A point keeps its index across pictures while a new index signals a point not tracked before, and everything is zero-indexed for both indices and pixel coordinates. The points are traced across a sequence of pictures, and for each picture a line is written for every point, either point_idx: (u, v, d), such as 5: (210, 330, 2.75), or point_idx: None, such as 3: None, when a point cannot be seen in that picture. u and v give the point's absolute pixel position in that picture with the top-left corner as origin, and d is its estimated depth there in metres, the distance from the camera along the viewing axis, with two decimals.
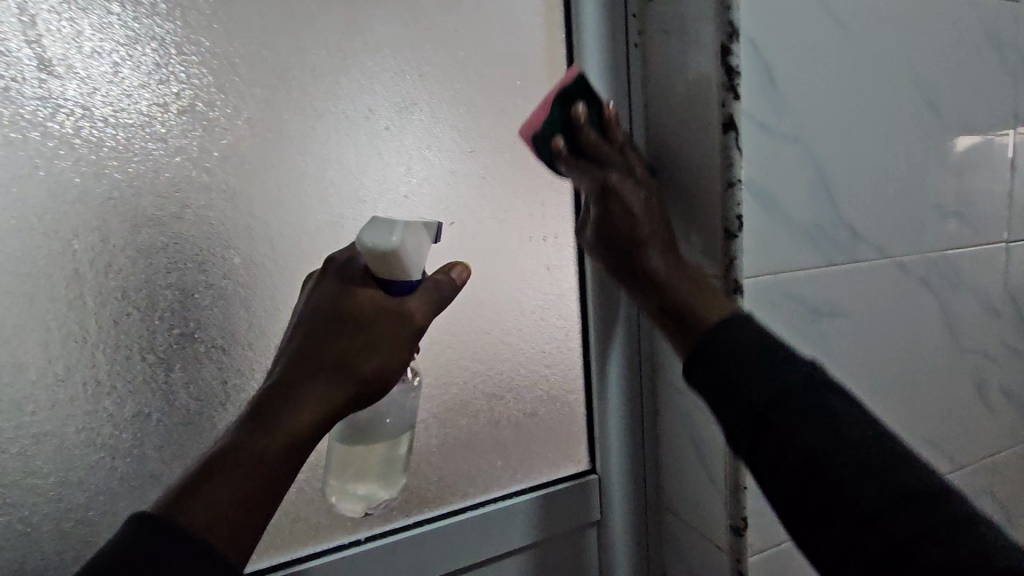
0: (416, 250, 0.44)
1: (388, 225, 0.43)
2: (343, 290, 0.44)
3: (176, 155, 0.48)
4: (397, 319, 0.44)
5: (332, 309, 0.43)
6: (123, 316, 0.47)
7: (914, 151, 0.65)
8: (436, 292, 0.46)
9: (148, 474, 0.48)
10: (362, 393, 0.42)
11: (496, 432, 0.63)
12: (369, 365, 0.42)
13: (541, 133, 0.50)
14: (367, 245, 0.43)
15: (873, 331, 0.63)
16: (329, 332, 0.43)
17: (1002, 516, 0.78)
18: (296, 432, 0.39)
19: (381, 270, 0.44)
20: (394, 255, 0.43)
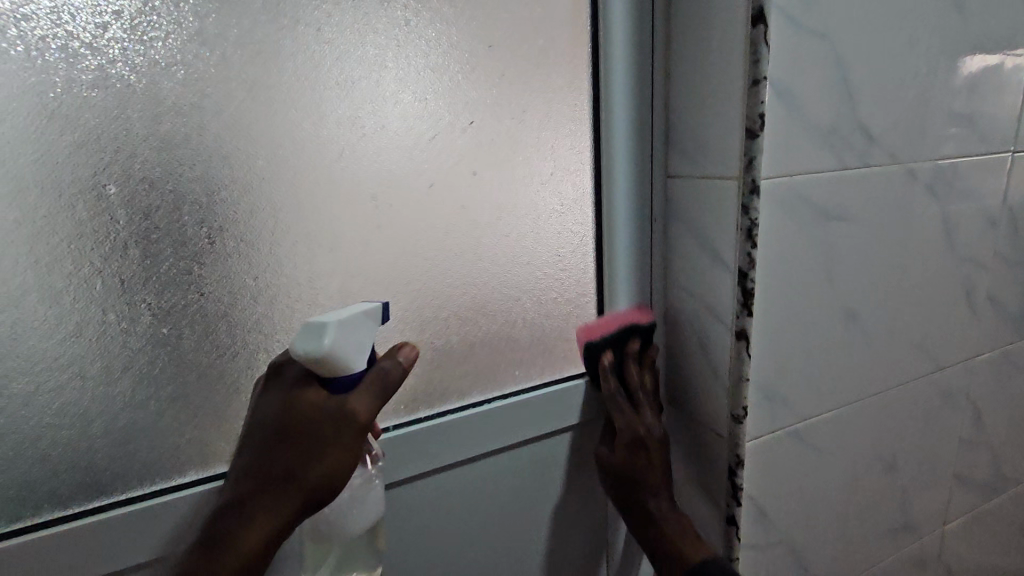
0: (354, 345, 0.41)
1: (318, 326, 0.39)
2: (288, 393, 0.43)
3: (192, 39, 0.46)
4: (341, 424, 0.42)
5: (278, 419, 0.42)
6: (151, 207, 0.47)
7: (937, 54, 0.64)
8: (383, 382, 0.43)
9: (187, 362, 0.50)
10: (311, 501, 0.42)
11: (512, 333, 0.65)
12: (313, 475, 0.42)
13: (596, 345, 0.60)
14: (299, 352, 0.40)
15: (877, 237, 0.66)
16: (277, 445, 0.42)
17: (971, 413, 0.84)
18: (247, 551, 0.41)
19: (319, 371, 0.41)
20: (327, 359, 0.40)
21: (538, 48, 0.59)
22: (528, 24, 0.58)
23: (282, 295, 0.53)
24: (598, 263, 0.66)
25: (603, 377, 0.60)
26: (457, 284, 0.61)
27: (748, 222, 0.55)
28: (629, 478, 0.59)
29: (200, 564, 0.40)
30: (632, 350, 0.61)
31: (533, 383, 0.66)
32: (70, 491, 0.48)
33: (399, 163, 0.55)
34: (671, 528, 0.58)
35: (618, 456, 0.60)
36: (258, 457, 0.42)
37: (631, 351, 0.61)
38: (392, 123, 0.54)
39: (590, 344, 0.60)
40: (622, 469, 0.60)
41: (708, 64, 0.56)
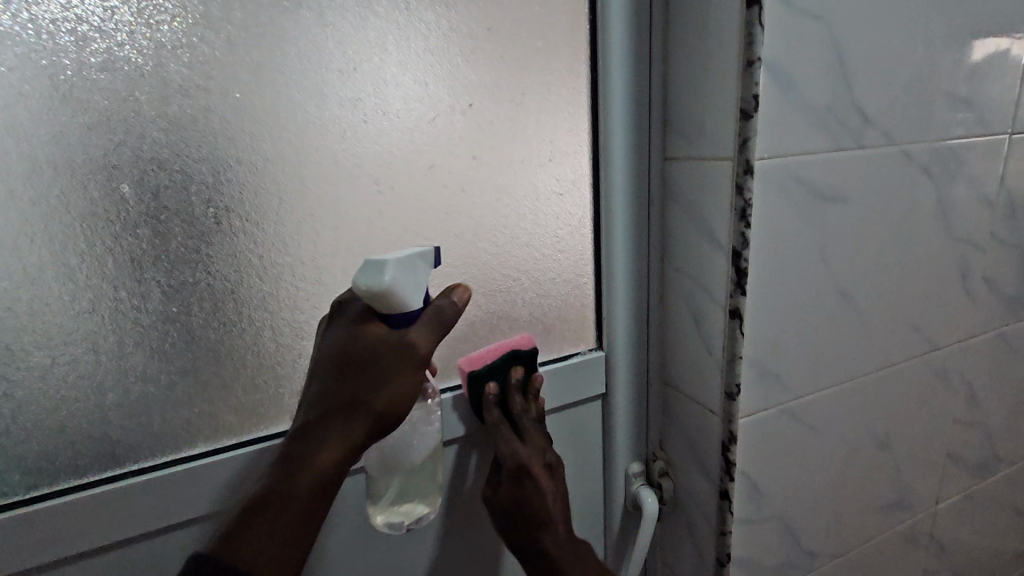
0: (410, 284, 0.44)
1: (379, 262, 0.42)
2: (353, 326, 0.45)
3: (197, 23, 0.47)
4: (403, 355, 0.44)
5: (344, 350, 0.45)
6: (159, 188, 0.48)
7: (934, 35, 0.64)
8: (440, 318, 0.46)
9: (196, 338, 0.52)
10: (377, 428, 0.44)
11: (511, 313, 0.67)
12: (379, 403, 0.44)
13: (479, 372, 0.60)
14: (362, 287, 0.42)
15: (872, 217, 0.67)
16: (344, 374, 0.44)
17: (965, 393, 0.85)
18: (324, 469, 0.44)
19: (378, 307, 0.43)
20: (386, 294, 0.42)
21: (537, 31, 0.60)
22: (527, 7, 0.59)
23: (288, 274, 0.54)
24: (596, 245, 0.68)
25: (488, 410, 0.60)
26: (458, 264, 0.62)
27: (741, 203, 0.56)
28: (526, 514, 0.57)
29: (282, 485, 0.43)
30: (515, 377, 0.61)
31: None
32: (85, 461, 0.50)
33: (400, 145, 0.56)
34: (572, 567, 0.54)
35: (504, 490, 0.59)
36: (327, 385, 0.44)
37: (517, 380, 0.61)
38: (394, 105, 0.55)
39: (472, 371, 0.59)
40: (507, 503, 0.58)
41: (705, 45, 0.56)
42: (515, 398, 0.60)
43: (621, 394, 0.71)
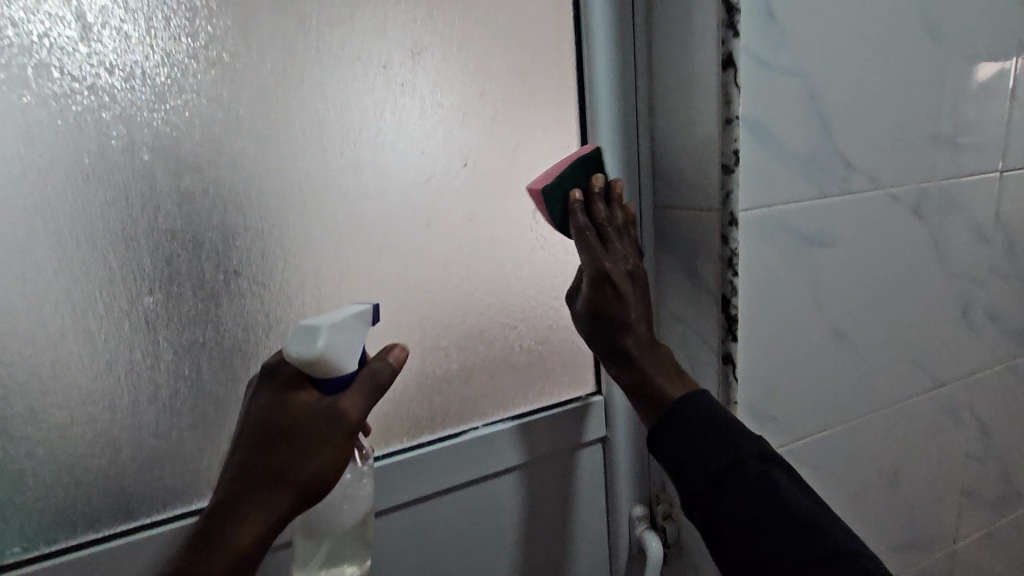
0: (343, 348, 0.44)
1: (309, 330, 0.43)
2: (284, 393, 0.45)
3: (209, 105, 0.51)
4: (335, 422, 0.45)
5: (271, 420, 0.44)
6: (173, 255, 0.51)
7: (915, 83, 0.66)
8: (373, 383, 0.47)
9: (205, 393, 0.55)
10: (305, 498, 0.44)
11: (509, 358, 0.68)
12: (308, 472, 0.44)
13: (559, 184, 0.52)
14: (294, 355, 0.43)
15: (862, 260, 0.68)
16: (269, 446, 0.44)
17: (976, 428, 0.84)
18: (242, 548, 0.42)
19: (312, 372, 0.44)
20: (318, 362, 0.43)
21: (526, 91, 0.63)
22: (517, 69, 0.62)
23: (292, 329, 0.57)
24: None
25: (574, 221, 0.52)
26: (455, 313, 0.64)
27: (728, 252, 0.58)
28: (608, 318, 0.54)
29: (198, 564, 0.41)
30: (599, 185, 0.53)
31: (531, 405, 0.69)
32: (100, 513, 0.52)
33: (398, 204, 0.59)
34: (651, 367, 0.53)
35: (593, 338, 0.57)
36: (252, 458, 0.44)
37: (597, 187, 0.53)
38: (391, 168, 0.58)
39: (544, 191, 0.51)
40: (596, 311, 0.55)
41: (689, 102, 0.59)
42: (599, 205, 0.53)
43: (621, 437, 0.71)
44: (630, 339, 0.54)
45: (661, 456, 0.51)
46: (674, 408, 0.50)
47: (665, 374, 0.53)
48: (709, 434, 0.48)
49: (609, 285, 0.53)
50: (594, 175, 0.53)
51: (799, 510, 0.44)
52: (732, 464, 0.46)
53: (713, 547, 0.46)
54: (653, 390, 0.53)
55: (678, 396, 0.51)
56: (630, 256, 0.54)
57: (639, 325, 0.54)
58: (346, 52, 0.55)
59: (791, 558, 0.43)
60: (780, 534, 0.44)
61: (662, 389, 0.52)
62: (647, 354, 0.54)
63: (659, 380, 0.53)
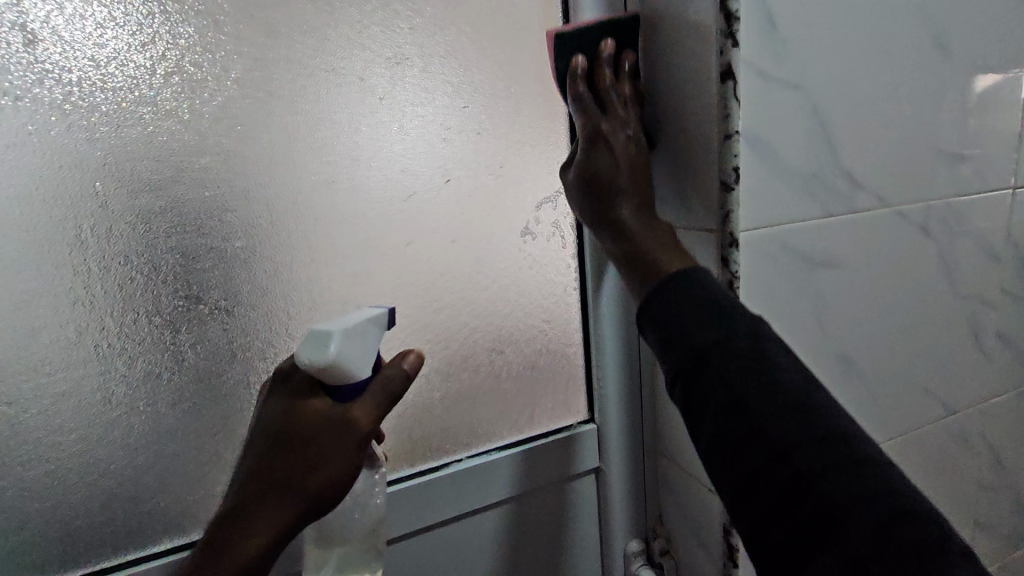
0: (358, 354, 0.42)
1: (322, 335, 0.40)
2: (292, 400, 0.43)
3: (168, 119, 0.47)
4: (345, 431, 0.42)
5: (281, 426, 0.43)
6: (127, 280, 0.48)
7: (923, 97, 0.63)
8: (388, 390, 0.44)
9: (162, 429, 0.50)
10: (315, 508, 0.42)
11: (497, 385, 0.64)
12: (315, 482, 0.42)
13: (568, 38, 0.51)
14: (305, 361, 0.40)
15: (869, 282, 0.64)
16: (279, 452, 0.42)
17: (988, 456, 0.80)
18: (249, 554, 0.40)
19: (324, 379, 0.42)
20: (332, 368, 0.40)
21: (513, 104, 0.59)
22: (504, 81, 0.58)
23: (259, 358, 0.53)
24: (583, 314, 0.65)
25: (572, 82, 0.51)
26: (438, 339, 0.60)
27: (729, 276, 0.54)
28: (601, 180, 0.51)
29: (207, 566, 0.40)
30: (608, 50, 0.52)
31: (519, 436, 0.65)
32: (43, 562, 0.48)
33: (376, 223, 0.55)
34: (646, 239, 0.48)
35: (583, 208, 0.53)
36: (259, 464, 0.42)
37: (606, 52, 0.52)
38: (368, 185, 0.55)
39: (558, 37, 0.51)
40: (589, 177, 0.52)
41: (685, 115, 0.55)
42: (605, 72, 0.52)
43: (614, 468, 0.67)
44: (625, 208, 0.50)
45: (645, 331, 0.45)
46: (667, 278, 0.45)
47: (659, 246, 0.48)
48: (702, 306, 0.42)
49: (603, 144, 0.51)
50: (604, 40, 0.52)
51: (788, 384, 0.38)
52: (722, 338, 0.40)
53: (696, 425, 0.41)
54: (647, 259, 0.47)
55: (671, 270, 0.46)
56: (626, 126, 0.52)
57: (632, 195, 0.50)
58: (319, 62, 0.51)
59: (775, 436, 0.37)
60: (764, 410, 0.38)
61: (657, 260, 0.47)
62: (641, 225, 0.49)
63: (655, 252, 0.47)
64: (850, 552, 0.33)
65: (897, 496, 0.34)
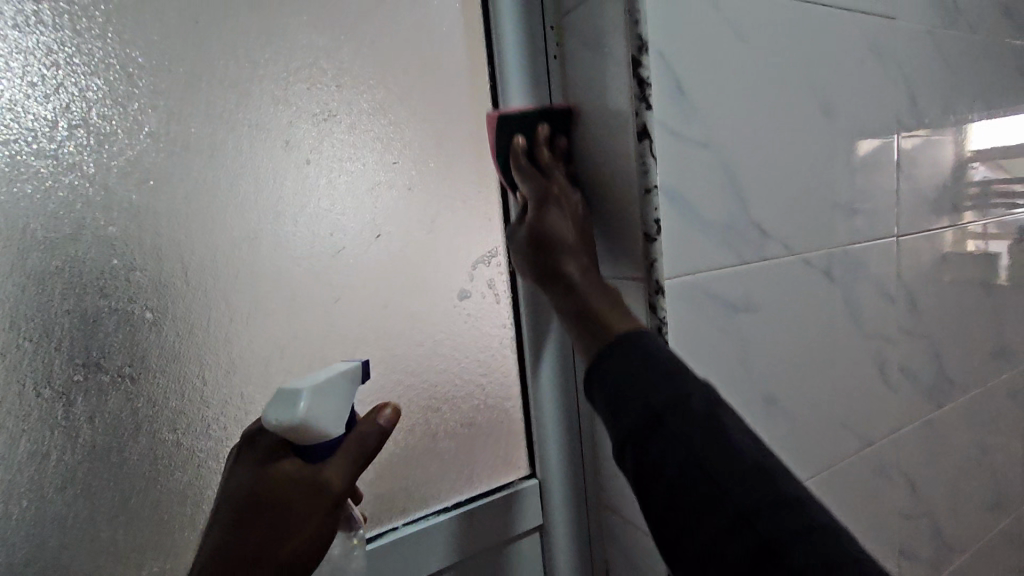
0: (329, 411, 0.41)
1: (290, 395, 0.39)
2: (257, 469, 0.42)
3: (71, 174, 0.44)
4: (320, 493, 0.41)
5: (249, 496, 0.41)
6: (12, 348, 0.43)
7: (815, 156, 0.69)
8: (359, 448, 0.43)
9: (48, 518, 0.44)
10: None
11: (434, 444, 0.62)
12: (290, 551, 0.40)
13: (512, 118, 0.55)
14: (273, 423, 0.39)
15: (784, 325, 0.68)
16: (241, 526, 0.40)
17: (906, 485, 0.85)
18: None
19: (294, 439, 0.41)
20: (301, 427, 0.39)
21: (442, 160, 0.60)
22: (433, 137, 0.60)
23: (168, 430, 0.49)
24: (520, 366, 0.65)
25: (516, 154, 0.55)
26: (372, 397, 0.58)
27: (658, 322, 0.56)
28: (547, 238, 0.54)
29: None
30: (543, 135, 0.57)
31: (456, 497, 0.62)
32: None
33: (301, 280, 0.53)
34: (595, 292, 0.50)
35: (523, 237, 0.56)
36: (219, 546, 0.39)
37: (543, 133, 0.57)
38: (293, 239, 0.53)
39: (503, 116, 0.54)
40: (537, 226, 0.54)
41: (606, 172, 0.58)
42: (543, 149, 0.57)
43: (559, 526, 0.65)
44: (573, 266, 0.52)
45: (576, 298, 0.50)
46: (610, 343, 0.46)
47: (604, 309, 0.49)
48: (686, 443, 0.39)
49: (549, 219, 0.54)
50: (537, 125, 0.57)
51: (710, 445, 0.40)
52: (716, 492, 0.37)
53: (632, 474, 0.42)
54: (599, 319, 0.48)
55: (621, 330, 0.47)
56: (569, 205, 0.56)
57: (580, 257, 0.53)
58: (241, 116, 0.50)
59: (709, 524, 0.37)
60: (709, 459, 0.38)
61: (609, 321, 0.48)
62: (589, 283, 0.51)
63: (607, 315, 0.48)
64: (756, 539, 0.35)
65: (825, 533, 0.35)
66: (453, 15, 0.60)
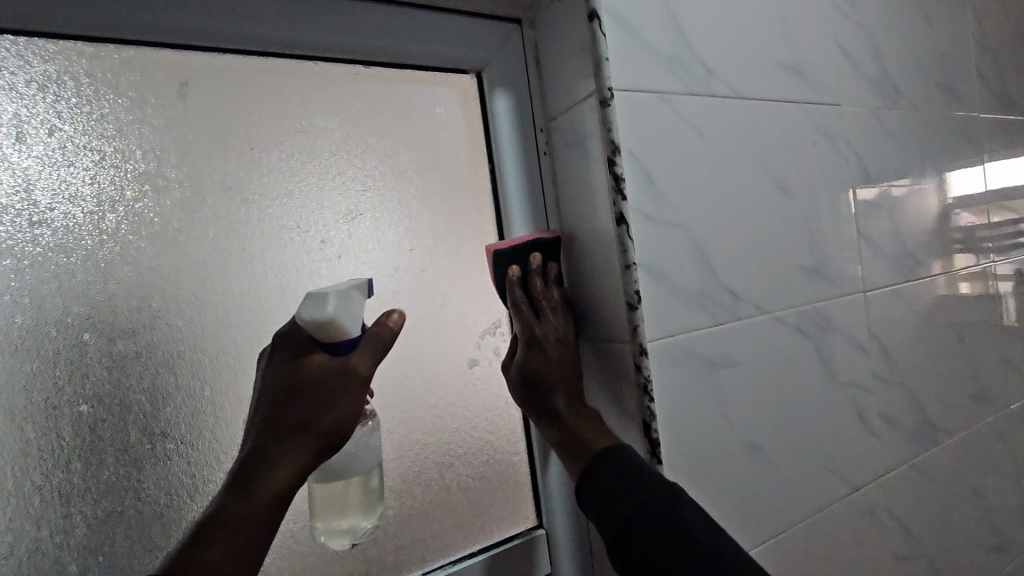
0: (351, 315, 0.47)
1: (322, 296, 0.45)
2: (292, 360, 0.47)
3: (149, 275, 0.54)
4: (348, 378, 0.47)
5: (287, 381, 0.46)
6: (97, 422, 0.51)
7: (777, 228, 0.79)
8: (376, 344, 0.49)
9: (118, 569, 0.51)
10: (327, 448, 0.46)
11: (448, 498, 0.68)
12: (328, 422, 0.45)
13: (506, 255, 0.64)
14: (307, 319, 0.45)
15: (763, 379, 0.75)
16: (283, 407, 0.45)
17: (897, 527, 0.89)
18: (275, 491, 0.42)
19: (321, 337, 0.46)
20: (331, 325, 0.45)
21: (451, 244, 0.70)
22: (443, 225, 0.70)
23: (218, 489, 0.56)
24: (525, 422, 0.73)
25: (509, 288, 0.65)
26: (392, 456, 0.65)
27: (643, 379, 0.64)
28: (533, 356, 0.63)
29: (238, 502, 0.41)
30: (536, 263, 0.66)
31: (471, 548, 0.68)
32: None
33: None
34: (578, 422, 0.60)
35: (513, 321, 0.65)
36: (270, 419, 0.45)
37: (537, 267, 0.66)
38: None
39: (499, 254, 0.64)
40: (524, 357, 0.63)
41: (591, 251, 0.68)
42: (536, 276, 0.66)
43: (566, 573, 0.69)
44: (561, 399, 0.61)
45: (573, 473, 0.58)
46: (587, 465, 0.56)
47: (587, 431, 0.59)
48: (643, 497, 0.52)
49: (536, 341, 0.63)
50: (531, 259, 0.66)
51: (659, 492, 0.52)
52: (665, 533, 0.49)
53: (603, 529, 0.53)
54: (578, 446, 0.58)
55: (597, 451, 0.57)
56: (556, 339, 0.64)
57: (565, 387, 0.62)
58: (286, 219, 0.61)
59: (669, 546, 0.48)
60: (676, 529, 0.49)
61: (586, 446, 0.58)
62: (574, 416, 0.60)
63: (586, 436, 0.58)
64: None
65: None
66: (456, 126, 0.71)
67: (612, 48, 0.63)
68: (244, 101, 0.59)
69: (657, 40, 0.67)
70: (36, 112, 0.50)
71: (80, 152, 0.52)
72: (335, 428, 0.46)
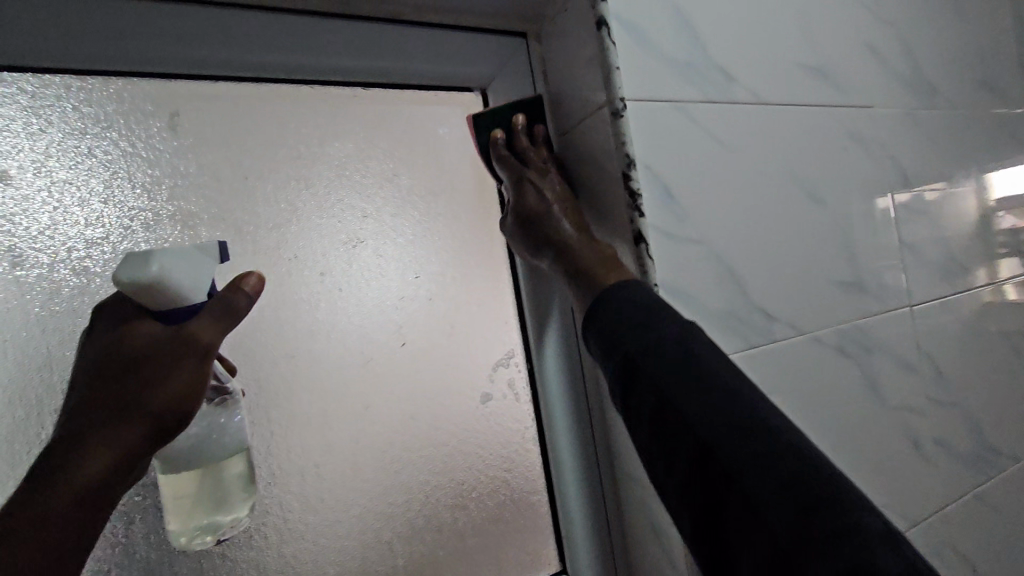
0: (187, 277, 0.40)
1: (143, 254, 0.38)
2: (116, 329, 0.40)
3: None
4: (183, 350, 0.39)
5: (106, 353, 0.39)
6: None
7: (811, 240, 0.73)
8: (226, 309, 0.41)
9: None
10: (158, 431, 0.39)
11: (462, 543, 0.63)
12: (158, 400, 0.38)
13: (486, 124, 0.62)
14: (123, 281, 0.37)
15: (803, 407, 0.69)
16: (103, 384, 0.38)
17: (963, 565, 0.81)
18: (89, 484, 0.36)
19: (148, 303, 0.39)
20: (156, 287, 0.38)
21: (458, 269, 0.66)
22: (450, 250, 0.66)
23: (212, 542, 0.52)
24: (543, 460, 0.68)
25: (495, 149, 0.62)
26: (402, 499, 0.60)
27: None
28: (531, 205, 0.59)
29: (35, 503, 0.35)
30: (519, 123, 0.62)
31: None
32: None
33: (335, 388, 0.59)
34: (589, 253, 0.56)
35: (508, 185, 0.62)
36: (84, 399, 0.38)
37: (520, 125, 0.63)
38: (320, 351, 0.58)
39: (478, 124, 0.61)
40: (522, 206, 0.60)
41: None
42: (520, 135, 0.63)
43: None
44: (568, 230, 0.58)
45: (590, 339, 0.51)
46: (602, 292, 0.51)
47: (600, 263, 0.55)
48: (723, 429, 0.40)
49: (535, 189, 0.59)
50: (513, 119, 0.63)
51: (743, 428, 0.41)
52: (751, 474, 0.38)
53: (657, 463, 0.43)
54: (593, 277, 0.54)
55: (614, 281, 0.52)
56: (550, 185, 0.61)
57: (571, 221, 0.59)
58: (284, 249, 0.58)
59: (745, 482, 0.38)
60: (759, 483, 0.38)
61: (597, 277, 0.54)
62: (584, 243, 0.57)
63: (599, 269, 0.54)
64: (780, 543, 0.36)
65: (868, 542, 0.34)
66: (461, 146, 0.68)
67: (623, 55, 0.59)
68: (238, 129, 0.57)
69: (669, 45, 0.63)
70: (22, 151, 0.49)
71: (66, 189, 0.50)
72: (170, 405, 0.39)
